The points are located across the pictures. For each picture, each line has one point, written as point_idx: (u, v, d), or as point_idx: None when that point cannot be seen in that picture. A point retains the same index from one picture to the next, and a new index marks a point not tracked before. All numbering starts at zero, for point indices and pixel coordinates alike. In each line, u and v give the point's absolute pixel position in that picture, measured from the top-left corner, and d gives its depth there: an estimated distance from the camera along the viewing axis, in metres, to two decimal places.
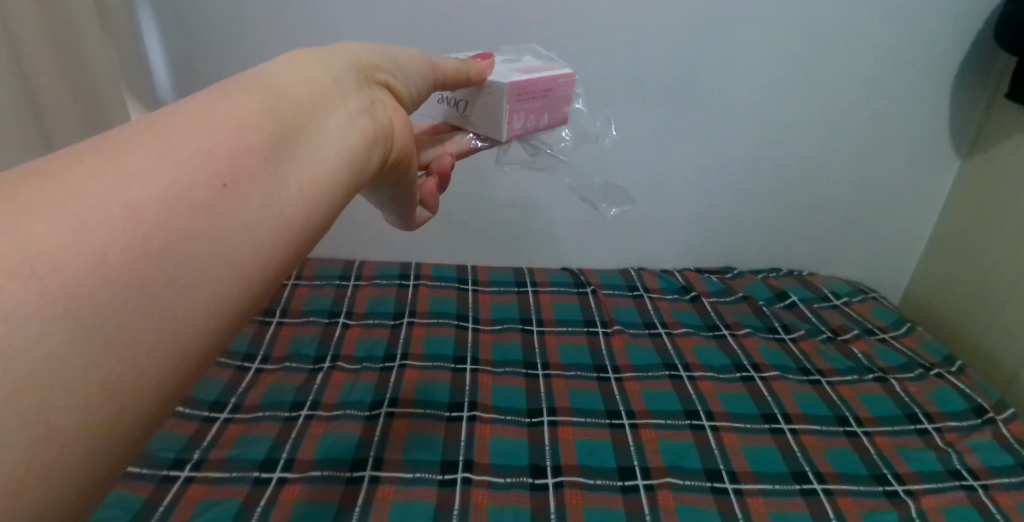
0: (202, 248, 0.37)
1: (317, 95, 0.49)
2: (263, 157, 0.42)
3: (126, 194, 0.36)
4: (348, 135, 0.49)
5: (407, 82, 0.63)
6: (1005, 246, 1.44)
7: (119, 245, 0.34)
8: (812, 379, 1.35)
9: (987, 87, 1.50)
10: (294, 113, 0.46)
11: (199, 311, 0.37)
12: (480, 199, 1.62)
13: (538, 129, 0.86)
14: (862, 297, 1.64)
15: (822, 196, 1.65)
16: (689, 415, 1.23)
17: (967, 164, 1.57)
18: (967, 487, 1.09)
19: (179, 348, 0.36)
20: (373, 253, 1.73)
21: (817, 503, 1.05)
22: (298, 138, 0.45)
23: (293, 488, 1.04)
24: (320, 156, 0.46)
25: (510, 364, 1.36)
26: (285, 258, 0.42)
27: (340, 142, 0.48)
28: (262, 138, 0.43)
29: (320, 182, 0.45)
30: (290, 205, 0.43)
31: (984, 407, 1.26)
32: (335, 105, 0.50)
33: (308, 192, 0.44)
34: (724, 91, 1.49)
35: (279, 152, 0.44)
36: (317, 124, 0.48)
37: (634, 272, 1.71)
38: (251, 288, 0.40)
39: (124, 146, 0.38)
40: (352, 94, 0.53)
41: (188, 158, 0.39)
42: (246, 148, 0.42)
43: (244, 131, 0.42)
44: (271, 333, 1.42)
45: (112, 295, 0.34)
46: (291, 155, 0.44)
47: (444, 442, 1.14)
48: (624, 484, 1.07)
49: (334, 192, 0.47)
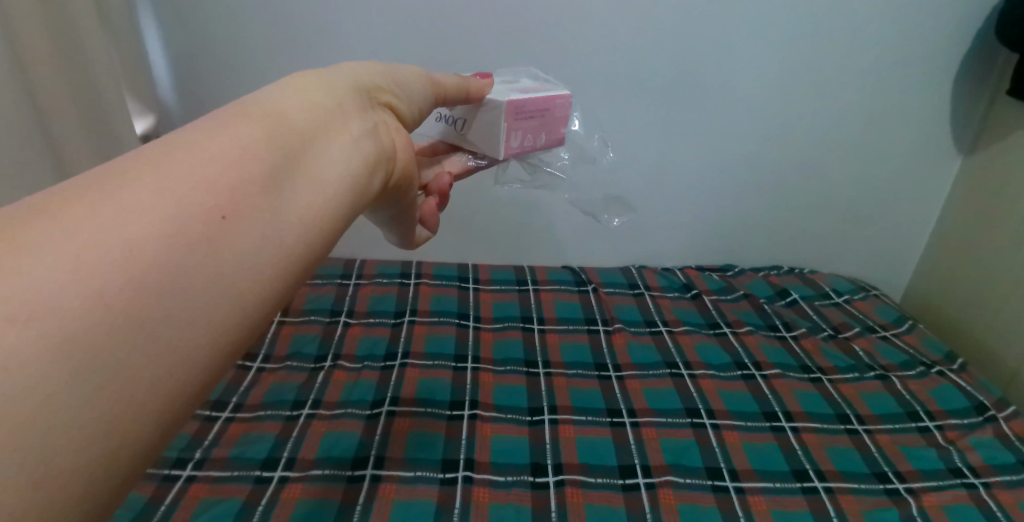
0: (201, 281, 0.37)
1: (318, 119, 0.49)
2: (263, 187, 0.42)
3: (125, 229, 0.36)
4: (350, 160, 0.49)
5: (409, 102, 0.63)
6: (1007, 243, 1.44)
7: (116, 284, 0.34)
8: (813, 377, 1.35)
9: (989, 83, 1.50)
10: (295, 139, 0.46)
11: (195, 347, 0.37)
12: (481, 197, 1.62)
13: (536, 149, 0.86)
14: (864, 295, 1.63)
15: (824, 194, 1.65)
16: (690, 413, 1.23)
17: (969, 160, 1.57)
18: (969, 485, 1.09)
19: (176, 385, 0.36)
20: (373, 252, 1.73)
21: (817, 500, 1.06)
22: (299, 164, 0.45)
23: (294, 487, 1.05)
24: (321, 182, 0.46)
25: (512, 362, 1.36)
26: (286, 284, 0.42)
27: (341, 167, 0.48)
28: (263, 167, 0.43)
29: (320, 209, 0.45)
30: (290, 234, 0.43)
31: (985, 405, 1.26)
32: (337, 130, 0.50)
33: (308, 218, 0.44)
34: (725, 88, 1.49)
35: (280, 181, 0.43)
36: (318, 148, 0.47)
37: (635, 270, 1.71)
38: (250, 318, 0.40)
39: (121, 180, 0.38)
40: (355, 116, 0.53)
41: (188, 191, 0.39)
42: (246, 179, 0.41)
43: (243, 160, 0.42)
44: (273, 333, 1.42)
45: (109, 334, 0.34)
46: (292, 182, 0.44)
47: (445, 441, 1.14)
48: (624, 482, 1.07)
49: (336, 218, 0.47)
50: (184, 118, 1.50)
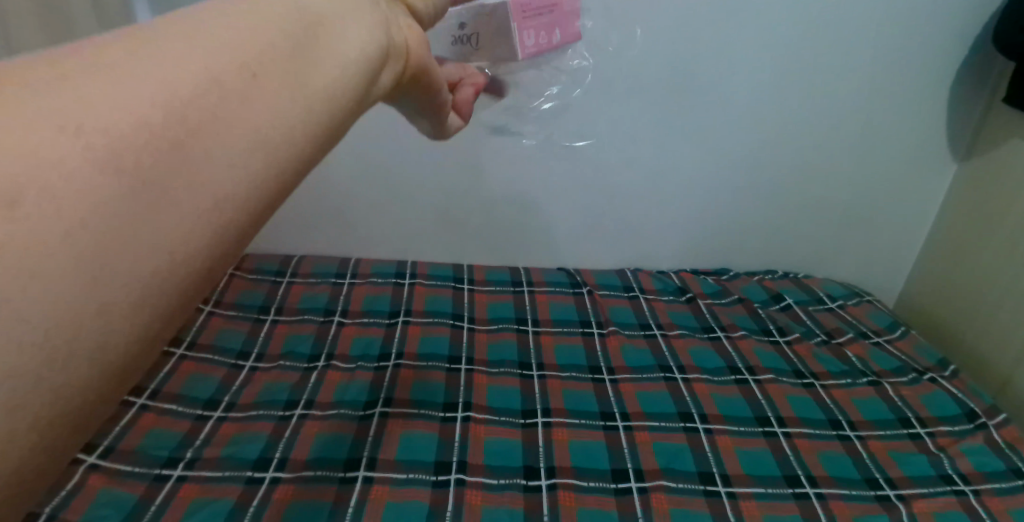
0: (182, 191, 0.30)
1: (330, 1, 0.40)
2: (261, 72, 0.34)
3: (91, 114, 0.28)
4: (365, 40, 0.40)
5: (434, 2, 0.53)
6: (1001, 250, 1.44)
7: (81, 192, 0.26)
8: (806, 382, 1.35)
9: (985, 91, 1.50)
10: (303, 18, 0.38)
11: (171, 265, 0.29)
12: (478, 197, 1.62)
13: (553, 47, 0.84)
14: (858, 300, 1.64)
15: (820, 199, 1.65)
16: (683, 417, 1.23)
17: (964, 168, 1.58)
18: (958, 491, 1.09)
19: (145, 323, 0.29)
20: (369, 251, 1.72)
21: (808, 505, 1.06)
22: (305, 46, 0.37)
23: (287, 488, 1.04)
24: (332, 68, 0.37)
25: (506, 363, 1.36)
26: (287, 193, 0.35)
27: (356, 49, 0.39)
28: (262, 48, 0.35)
29: (329, 86, 0.37)
30: (294, 125, 0.34)
31: (976, 412, 1.26)
32: (350, 10, 0.41)
33: (314, 102, 0.36)
34: (722, 92, 1.49)
35: (287, 63, 0.35)
36: (331, 30, 0.39)
37: (631, 273, 1.70)
38: (236, 237, 0.32)
39: (83, 58, 0.30)
40: (372, 1, 0.44)
41: (169, 73, 0.31)
42: (240, 59, 0.33)
43: (245, 43, 0.34)
44: (203, 322, 1.42)
45: (69, 260, 0.26)
46: (297, 64, 0.36)
47: (438, 443, 1.14)
48: (617, 486, 1.07)
49: (346, 103, 0.38)
50: None
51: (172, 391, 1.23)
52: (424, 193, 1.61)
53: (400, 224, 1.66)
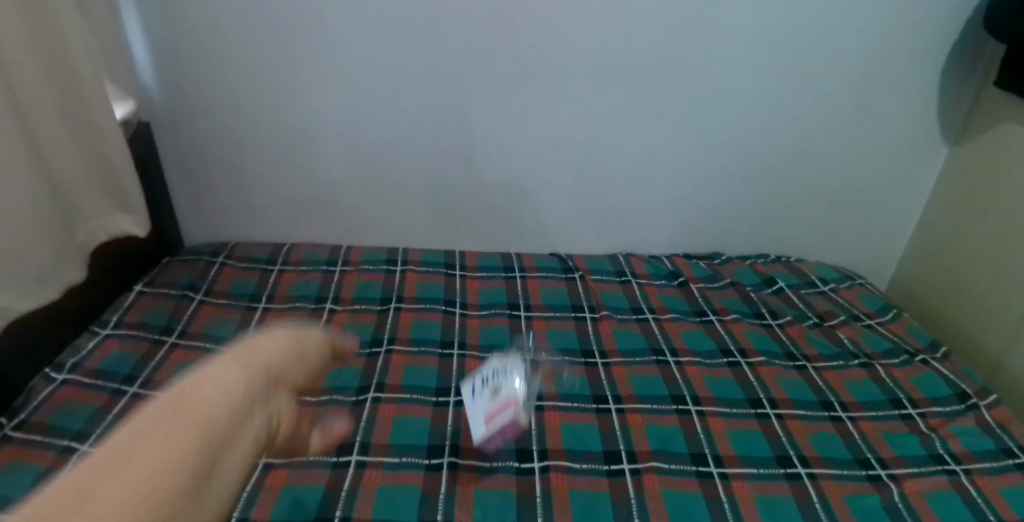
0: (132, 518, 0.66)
1: (229, 404, 0.82)
2: (201, 473, 0.74)
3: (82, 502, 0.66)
4: (257, 431, 0.85)
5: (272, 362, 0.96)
6: (992, 232, 1.45)
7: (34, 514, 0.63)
8: (798, 364, 1.35)
9: (975, 75, 1.50)
10: (217, 436, 0.78)
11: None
12: (469, 181, 1.61)
13: None
14: (850, 284, 1.63)
15: (812, 183, 1.64)
16: (676, 400, 1.23)
17: (955, 152, 1.58)
18: (949, 471, 1.10)
19: None
20: (360, 238, 1.70)
21: (800, 486, 1.07)
22: (224, 451, 0.78)
23: (279, 474, 1.04)
24: (234, 450, 0.80)
25: (498, 348, 1.35)
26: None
27: (246, 440, 0.83)
28: (196, 459, 0.74)
29: (201, 477, 0.74)
30: (215, 495, 0.75)
31: (967, 393, 1.27)
32: (245, 412, 0.84)
33: (218, 483, 0.76)
34: (713, 76, 1.48)
35: (215, 464, 0.76)
36: (237, 433, 0.81)
37: (623, 258, 1.68)
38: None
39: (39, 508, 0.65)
40: (253, 404, 0.86)
41: (146, 484, 0.68)
42: (185, 466, 0.72)
43: (185, 457, 0.73)
44: (129, 302, 1.38)
45: None
46: (219, 463, 0.77)
47: (430, 427, 1.14)
48: (610, 468, 1.07)
49: (217, 459, 0.77)
50: (165, 103, 1.47)
51: (163, 379, 1.22)
52: (414, 180, 1.60)
53: (391, 211, 1.64)
